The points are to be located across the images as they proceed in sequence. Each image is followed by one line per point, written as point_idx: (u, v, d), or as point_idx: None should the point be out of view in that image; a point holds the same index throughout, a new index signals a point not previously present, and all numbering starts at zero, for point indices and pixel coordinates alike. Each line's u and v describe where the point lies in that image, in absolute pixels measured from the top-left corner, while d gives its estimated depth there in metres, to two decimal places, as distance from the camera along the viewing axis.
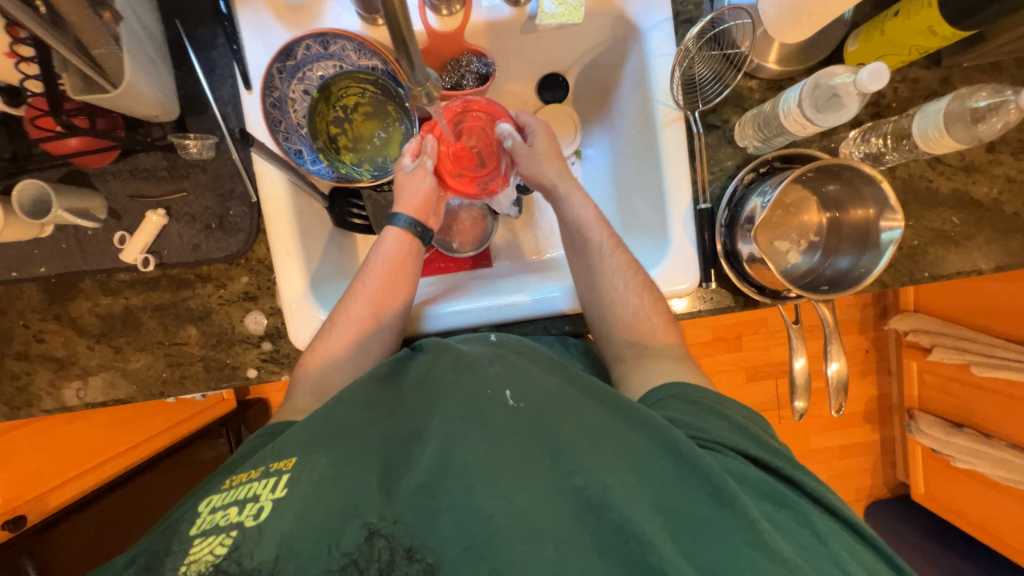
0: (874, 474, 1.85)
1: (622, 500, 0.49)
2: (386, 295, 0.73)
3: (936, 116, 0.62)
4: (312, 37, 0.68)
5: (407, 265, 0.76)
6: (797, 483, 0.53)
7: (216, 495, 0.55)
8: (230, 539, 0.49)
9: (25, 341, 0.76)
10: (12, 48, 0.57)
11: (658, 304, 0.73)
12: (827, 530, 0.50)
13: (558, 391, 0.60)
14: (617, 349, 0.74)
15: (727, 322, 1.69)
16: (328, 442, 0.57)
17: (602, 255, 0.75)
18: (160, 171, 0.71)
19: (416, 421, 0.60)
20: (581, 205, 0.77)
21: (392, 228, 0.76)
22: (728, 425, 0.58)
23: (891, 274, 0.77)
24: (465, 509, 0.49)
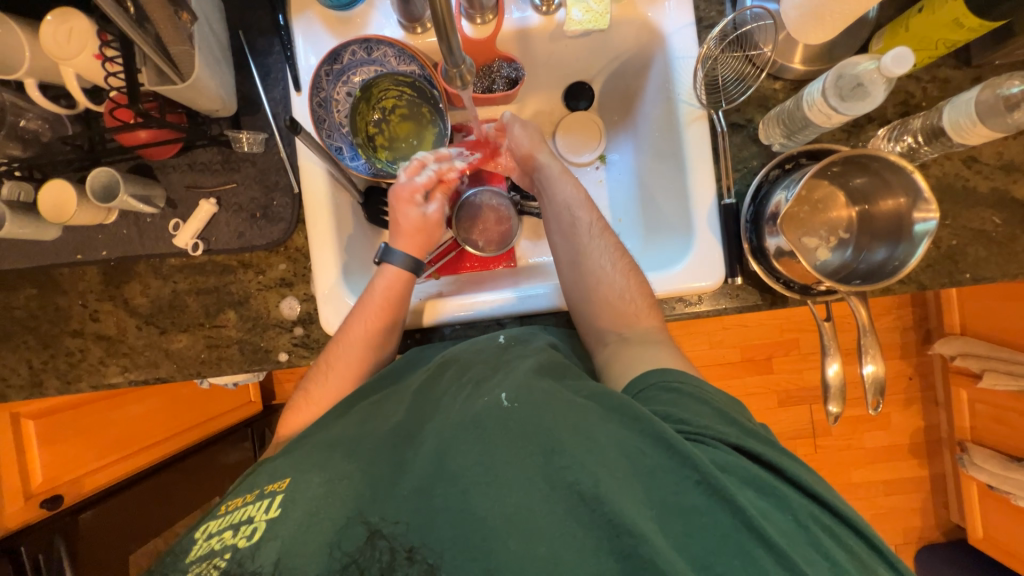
0: (924, 514, 1.70)
1: (611, 492, 0.48)
2: (380, 333, 0.74)
3: (968, 105, 0.61)
4: (357, 43, 0.74)
5: (401, 302, 0.75)
6: (780, 468, 0.52)
7: (212, 521, 0.56)
8: (224, 562, 0.51)
9: (81, 320, 0.82)
10: (101, 50, 0.64)
11: (644, 288, 0.72)
12: (809, 515, 0.49)
13: (548, 389, 0.59)
14: (599, 330, 0.72)
15: (756, 342, 1.64)
16: (325, 454, 0.60)
17: (591, 235, 0.75)
18: (215, 165, 0.78)
19: (415, 424, 0.62)
20: (571, 187, 0.78)
21: (387, 265, 0.75)
22: (711, 411, 0.56)
23: (929, 274, 0.74)
24: (459, 510, 0.50)
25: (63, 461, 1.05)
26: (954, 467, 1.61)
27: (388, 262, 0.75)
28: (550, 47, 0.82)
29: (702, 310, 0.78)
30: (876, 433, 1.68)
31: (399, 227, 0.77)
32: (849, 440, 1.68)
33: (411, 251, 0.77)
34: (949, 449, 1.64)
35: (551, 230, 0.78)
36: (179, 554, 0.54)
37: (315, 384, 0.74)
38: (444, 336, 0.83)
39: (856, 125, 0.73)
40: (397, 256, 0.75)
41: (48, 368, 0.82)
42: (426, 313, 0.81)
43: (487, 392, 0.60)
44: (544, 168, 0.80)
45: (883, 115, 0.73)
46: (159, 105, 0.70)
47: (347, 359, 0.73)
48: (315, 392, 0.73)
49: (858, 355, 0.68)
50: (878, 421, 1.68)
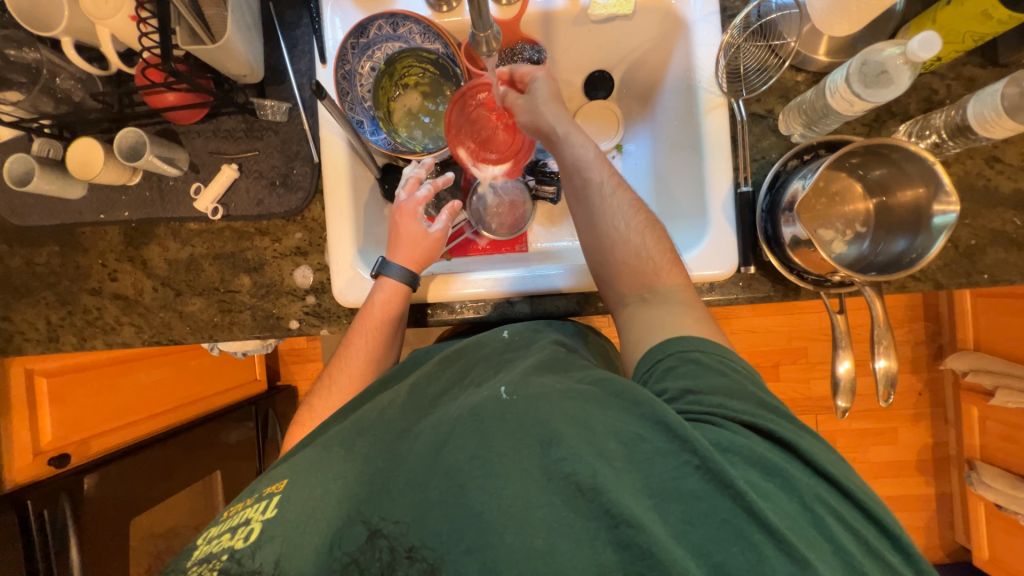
0: (928, 533, 1.67)
1: (609, 483, 0.48)
2: (378, 348, 0.75)
3: (993, 98, 0.60)
4: (384, 17, 0.76)
5: (398, 315, 0.76)
6: (790, 444, 0.51)
7: (213, 528, 0.59)
8: (222, 561, 0.53)
9: (100, 278, 0.83)
10: (136, 11, 0.66)
11: (662, 243, 0.70)
12: (815, 495, 0.48)
13: (547, 382, 0.60)
14: (619, 293, 0.70)
15: (764, 348, 1.63)
16: (317, 458, 0.61)
17: (604, 196, 0.71)
18: (238, 132, 0.80)
19: (406, 419, 0.63)
20: (581, 146, 0.72)
21: (386, 279, 0.75)
22: (726, 383, 0.55)
23: (946, 273, 0.73)
24: (455, 503, 0.50)
25: (72, 422, 1.06)
26: (961, 485, 1.59)
27: (386, 276, 0.74)
28: (573, 32, 0.83)
29: (713, 300, 0.77)
30: (882, 448, 1.65)
31: (401, 243, 0.77)
32: (854, 453, 1.66)
33: (411, 266, 0.76)
34: (956, 467, 1.61)
35: (565, 191, 0.76)
36: (180, 558, 0.56)
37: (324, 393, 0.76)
38: (452, 312, 0.84)
39: (878, 119, 0.73)
40: (393, 270, 0.74)
41: (66, 324, 0.84)
42: (436, 290, 0.81)
43: (488, 386, 0.62)
44: (554, 134, 0.73)
45: (905, 111, 0.73)
46: (191, 67, 0.72)
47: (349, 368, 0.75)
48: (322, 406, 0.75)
49: (871, 350, 0.66)
50: (884, 435, 1.65)
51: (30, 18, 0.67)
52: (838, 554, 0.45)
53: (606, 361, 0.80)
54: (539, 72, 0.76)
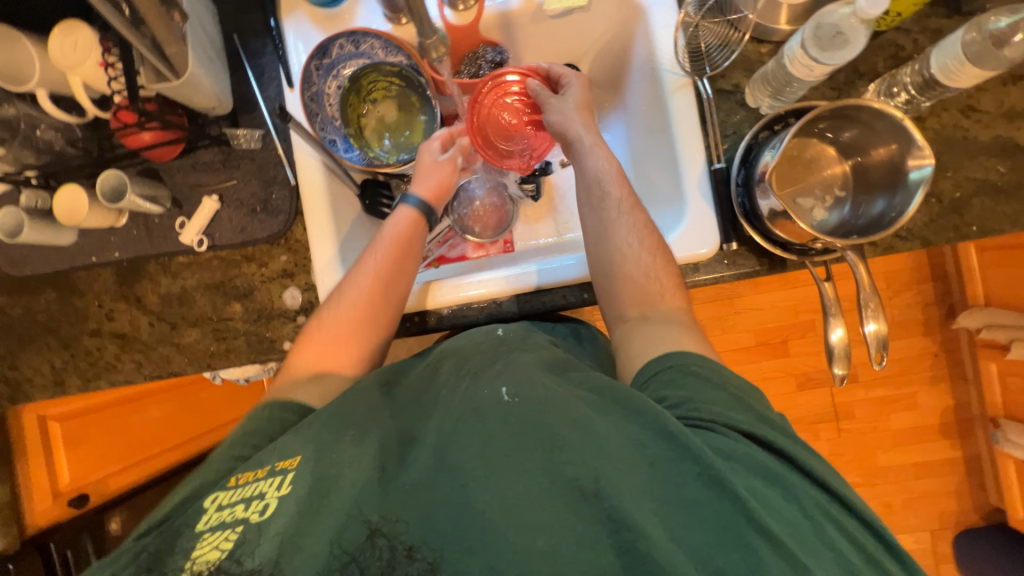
0: (960, 497, 1.62)
1: (612, 486, 0.48)
2: (394, 266, 0.74)
3: (955, 45, 0.60)
4: (344, 36, 0.77)
5: (413, 243, 0.76)
6: (791, 457, 0.51)
7: (222, 491, 0.55)
8: (236, 535, 0.50)
9: (98, 320, 0.85)
10: (103, 57, 0.68)
11: (670, 267, 0.70)
12: (816, 504, 0.48)
13: (551, 383, 0.58)
14: (618, 308, 0.70)
15: (771, 325, 1.60)
16: (333, 436, 0.58)
17: (620, 210, 0.72)
18: (216, 164, 0.81)
19: (416, 424, 0.61)
20: (604, 159, 0.74)
21: (403, 208, 0.78)
22: (725, 396, 0.55)
23: (933, 229, 0.72)
24: (456, 501, 0.50)
25: (90, 462, 1.10)
26: (989, 445, 1.54)
27: (404, 204, 0.78)
28: (533, 29, 0.83)
29: (699, 280, 0.77)
30: (902, 414, 1.61)
31: (419, 171, 0.80)
32: (874, 422, 1.62)
33: (429, 195, 0.79)
34: (982, 427, 1.56)
35: (580, 202, 0.76)
36: (189, 522, 0.53)
37: (337, 309, 0.72)
38: (441, 318, 0.83)
39: (847, 82, 0.72)
40: (412, 199, 0.78)
41: (69, 367, 0.86)
42: (433, 295, 0.81)
43: (487, 385, 0.59)
44: (577, 142, 0.76)
45: (874, 69, 0.72)
46: (160, 106, 0.74)
47: (362, 281, 0.73)
48: (335, 321, 0.72)
49: (859, 315, 0.65)
50: (903, 401, 1.61)
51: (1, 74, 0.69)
52: (840, 561, 0.45)
53: (598, 354, 0.81)
54: (574, 75, 0.79)
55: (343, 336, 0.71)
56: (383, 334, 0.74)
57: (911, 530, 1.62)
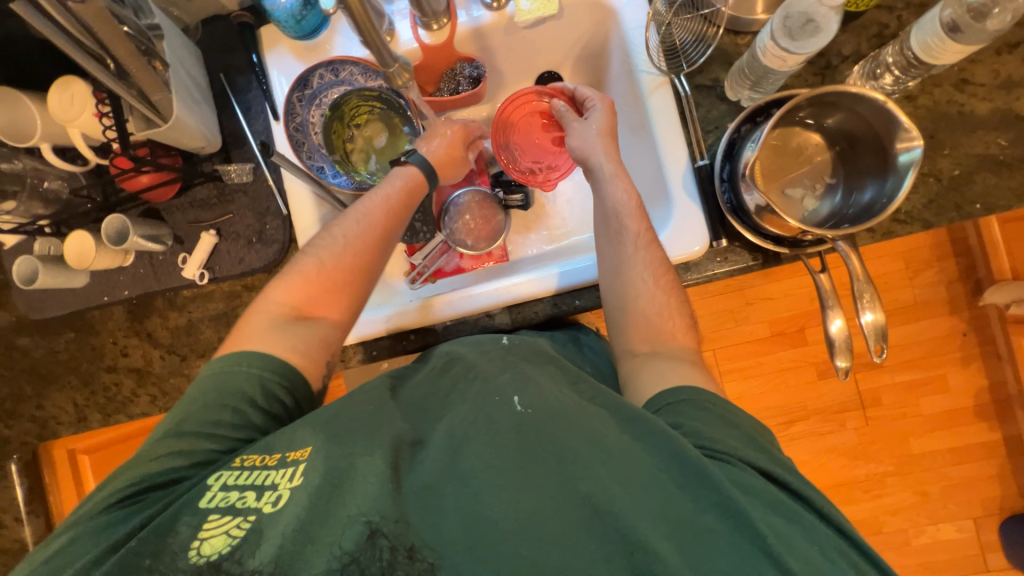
0: (1005, 482, 1.52)
1: (627, 508, 0.47)
2: (393, 217, 0.73)
3: (933, 24, 0.58)
4: (324, 66, 0.80)
5: (414, 199, 0.76)
6: (807, 497, 0.50)
7: (226, 470, 0.54)
8: (248, 523, 0.50)
9: (114, 356, 0.89)
10: (98, 107, 0.72)
11: (683, 308, 0.69)
12: (835, 547, 0.47)
13: (565, 397, 0.57)
14: (628, 343, 0.69)
15: (785, 313, 1.55)
16: (343, 430, 0.57)
17: (636, 246, 0.71)
18: (212, 200, 0.84)
19: (422, 427, 0.60)
20: (623, 191, 0.74)
21: (408, 165, 0.78)
22: (739, 434, 0.55)
23: (934, 211, 0.69)
24: (469, 511, 0.49)
25: None
26: None
27: (410, 163, 0.78)
28: (508, 41, 0.84)
29: (691, 280, 0.76)
30: (933, 397, 1.54)
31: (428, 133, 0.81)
32: (903, 407, 1.54)
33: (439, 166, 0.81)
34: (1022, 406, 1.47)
35: (597, 232, 0.76)
36: (190, 500, 0.52)
37: (332, 256, 0.70)
38: (437, 335, 0.84)
39: (829, 66, 0.70)
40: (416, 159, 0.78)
41: (90, 404, 0.89)
42: (431, 311, 0.81)
43: (497, 391, 0.58)
44: (598, 170, 0.76)
45: (857, 51, 0.70)
46: (152, 150, 0.76)
47: (360, 231, 0.71)
48: (329, 262, 0.70)
49: (855, 305, 0.63)
50: (933, 384, 1.54)
51: (7, 132, 0.73)
52: None
53: (599, 361, 0.80)
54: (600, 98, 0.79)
55: (335, 285, 0.70)
56: (371, 284, 0.73)
57: (952, 519, 1.53)
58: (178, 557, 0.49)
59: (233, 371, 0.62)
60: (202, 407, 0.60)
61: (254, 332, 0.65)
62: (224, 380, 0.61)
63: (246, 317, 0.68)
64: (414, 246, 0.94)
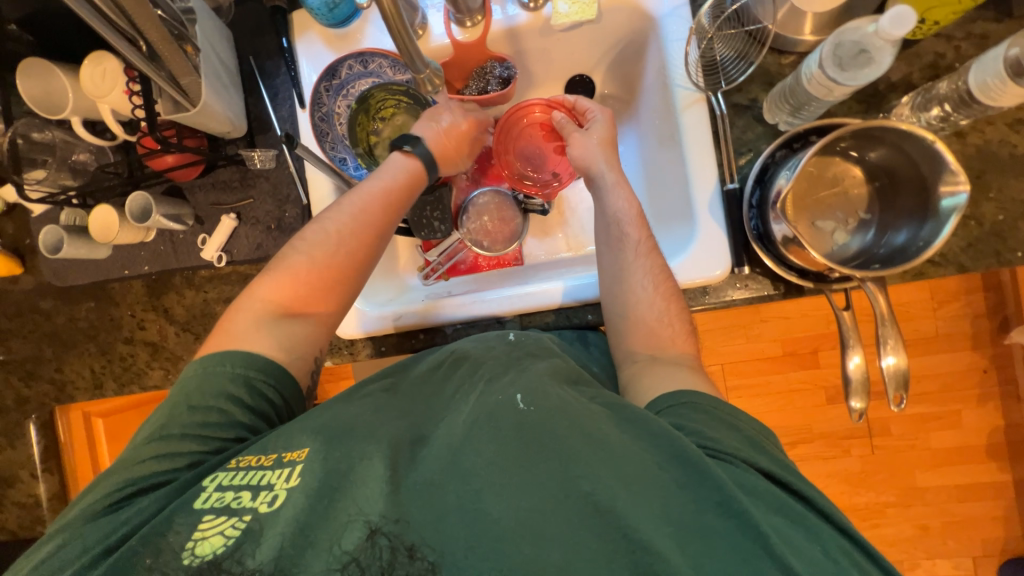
0: (1009, 524, 1.49)
1: (629, 507, 0.46)
2: (386, 210, 0.73)
3: (995, 63, 0.55)
4: (353, 57, 0.78)
5: (409, 191, 0.75)
6: (809, 499, 0.49)
7: (222, 471, 0.55)
8: (245, 521, 0.51)
9: (131, 328, 0.91)
10: (128, 85, 0.72)
11: (684, 315, 0.69)
12: (840, 547, 0.46)
13: (564, 393, 0.56)
14: (628, 348, 0.69)
15: (798, 334, 1.52)
16: (344, 430, 0.57)
17: (637, 253, 0.71)
18: (233, 182, 0.84)
19: (425, 425, 0.60)
20: (624, 200, 0.75)
21: (401, 153, 0.76)
22: (738, 435, 0.54)
23: (971, 255, 0.66)
24: (470, 507, 0.49)
25: None
26: None
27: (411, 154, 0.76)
28: (542, 42, 0.82)
29: (706, 305, 0.74)
30: (944, 433, 1.49)
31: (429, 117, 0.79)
32: (913, 440, 1.51)
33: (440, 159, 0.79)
34: None
35: (598, 243, 0.76)
36: (187, 500, 0.53)
37: (323, 249, 0.70)
38: (446, 336, 0.83)
39: (876, 95, 0.67)
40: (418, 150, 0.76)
41: (106, 372, 0.92)
42: (432, 312, 0.82)
43: (499, 390, 0.58)
44: (599, 179, 0.77)
45: (907, 81, 0.67)
46: (178, 131, 0.78)
47: (353, 226, 0.71)
48: (319, 252, 0.70)
49: (878, 345, 0.61)
50: (945, 419, 1.50)
51: (41, 102, 0.74)
52: None
53: None
54: (600, 111, 0.81)
55: (325, 277, 0.70)
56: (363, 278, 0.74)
57: (948, 555, 1.51)
58: (176, 556, 0.50)
59: (220, 371, 0.63)
60: (191, 407, 0.61)
61: (239, 330, 0.66)
62: (213, 381, 0.62)
63: (230, 315, 0.68)
64: (430, 242, 0.91)
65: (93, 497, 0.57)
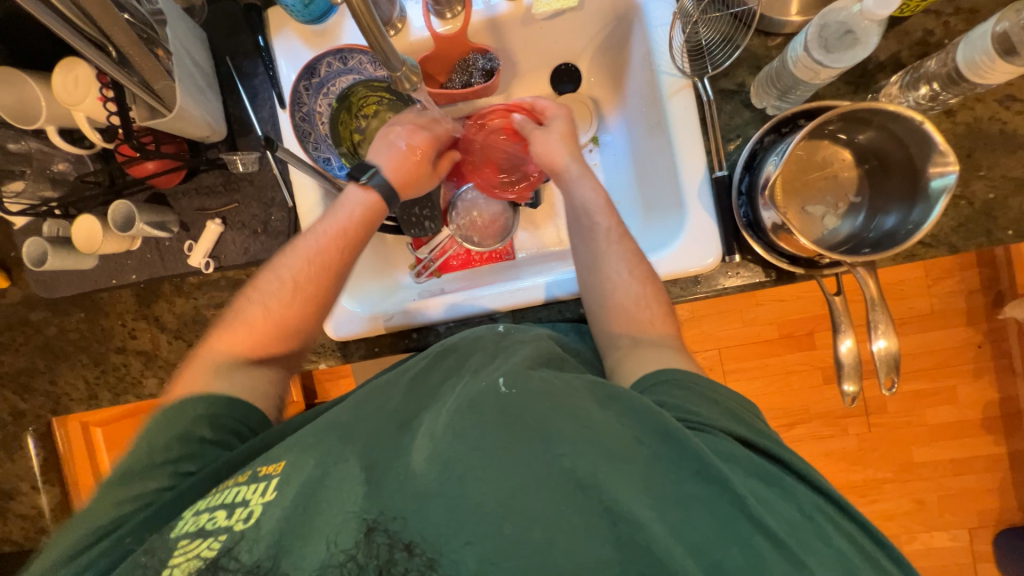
0: (1004, 495, 1.51)
1: (609, 479, 0.47)
2: (347, 249, 0.72)
3: (984, 39, 0.54)
4: (331, 54, 0.77)
5: (370, 224, 0.74)
6: (784, 461, 0.51)
7: (202, 500, 0.56)
8: (219, 543, 0.50)
9: (122, 338, 0.90)
10: (102, 92, 0.70)
11: (660, 295, 0.69)
12: (813, 504, 0.48)
13: (546, 376, 0.56)
14: (611, 335, 0.69)
15: (793, 316, 1.52)
16: (320, 434, 0.57)
17: (609, 241, 0.72)
18: (217, 187, 0.83)
19: (406, 409, 0.60)
20: (591, 188, 0.75)
21: (361, 185, 0.74)
22: (718, 409, 0.55)
23: (962, 234, 0.66)
24: (454, 496, 0.48)
25: None
26: None
27: (369, 185, 0.74)
28: (524, 32, 0.81)
29: (700, 294, 0.74)
30: (939, 408, 1.51)
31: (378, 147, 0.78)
32: (909, 417, 1.52)
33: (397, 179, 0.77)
34: None
35: (571, 233, 0.77)
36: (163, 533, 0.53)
37: (284, 293, 0.70)
38: (439, 335, 0.83)
39: (864, 75, 0.66)
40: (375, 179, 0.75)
41: (101, 382, 0.91)
42: (421, 312, 0.81)
43: (485, 375, 0.58)
44: (565, 173, 0.78)
45: (896, 59, 0.66)
46: (155, 138, 0.75)
47: (317, 266, 0.71)
48: (275, 301, 0.69)
49: (869, 330, 0.61)
50: (941, 395, 1.51)
51: (15, 113, 0.73)
52: (840, 559, 0.44)
53: None
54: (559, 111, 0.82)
55: (282, 315, 0.70)
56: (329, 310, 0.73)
57: (945, 527, 1.53)
58: None
59: (181, 411, 0.62)
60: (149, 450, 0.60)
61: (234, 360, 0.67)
62: (173, 421, 0.62)
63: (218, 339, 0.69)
64: (420, 239, 0.92)
65: (53, 556, 0.56)
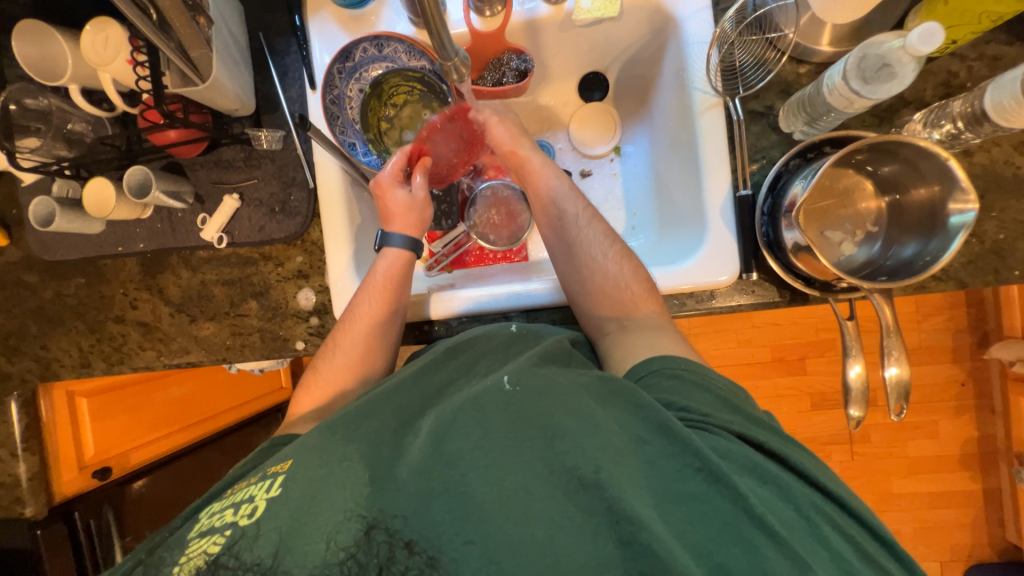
0: (975, 531, 1.55)
1: (612, 477, 0.46)
2: (387, 310, 0.74)
3: (1012, 85, 0.56)
4: (368, 40, 0.77)
5: (404, 282, 0.76)
6: (783, 458, 0.51)
7: (215, 504, 0.55)
8: (224, 539, 0.49)
9: (122, 307, 0.88)
10: (133, 55, 0.68)
11: (639, 271, 0.71)
12: (811, 504, 0.47)
13: (551, 374, 0.57)
14: (599, 321, 0.72)
15: (787, 341, 1.55)
16: (324, 431, 0.56)
17: (579, 226, 0.75)
18: (238, 162, 0.82)
19: (415, 405, 0.59)
20: (556, 179, 0.78)
21: (390, 249, 0.77)
22: (710, 398, 0.55)
23: (971, 271, 0.68)
24: (457, 493, 0.47)
25: (107, 437, 1.11)
26: (1011, 483, 1.47)
27: (388, 247, 0.77)
28: (560, 37, 0.81)
29: (718, 307, 0.74)
30: (922, 441, 1.54)
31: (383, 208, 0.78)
32: (891, 448, 1.55)
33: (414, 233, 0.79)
34: (1006, 461, 1.49)
35: (541, 222, 0.79)
36: (180, 535, 0.53)
37: (334, 357, 0.73)
38: (450, 329, 0.82)
39: (889, 109, 0.69)
40: (397, 240, 0.77)
41: (95, 350, 0.89)
42: (434, 306, 0.80)
43: (491, 375, 0.58)
44: (527, 163, 0.80)
45: (920, 97, 0.68)
46: (183, 106, 0.74)
47: (365, 334, 0.73)
48: (326, 368, 0.73)
49: (883, 358, 0.62)
50: (924, 429, 1.54)
51: (38, 68, 0.71)
52: (837, 561, 0.44)
53: None
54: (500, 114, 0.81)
55: (336, 377, 0.72)
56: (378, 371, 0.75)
57: (918, 559, 1.56)
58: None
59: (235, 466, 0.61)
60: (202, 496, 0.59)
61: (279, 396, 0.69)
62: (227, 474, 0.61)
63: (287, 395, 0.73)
64: (435, 233, 0.92)
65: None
